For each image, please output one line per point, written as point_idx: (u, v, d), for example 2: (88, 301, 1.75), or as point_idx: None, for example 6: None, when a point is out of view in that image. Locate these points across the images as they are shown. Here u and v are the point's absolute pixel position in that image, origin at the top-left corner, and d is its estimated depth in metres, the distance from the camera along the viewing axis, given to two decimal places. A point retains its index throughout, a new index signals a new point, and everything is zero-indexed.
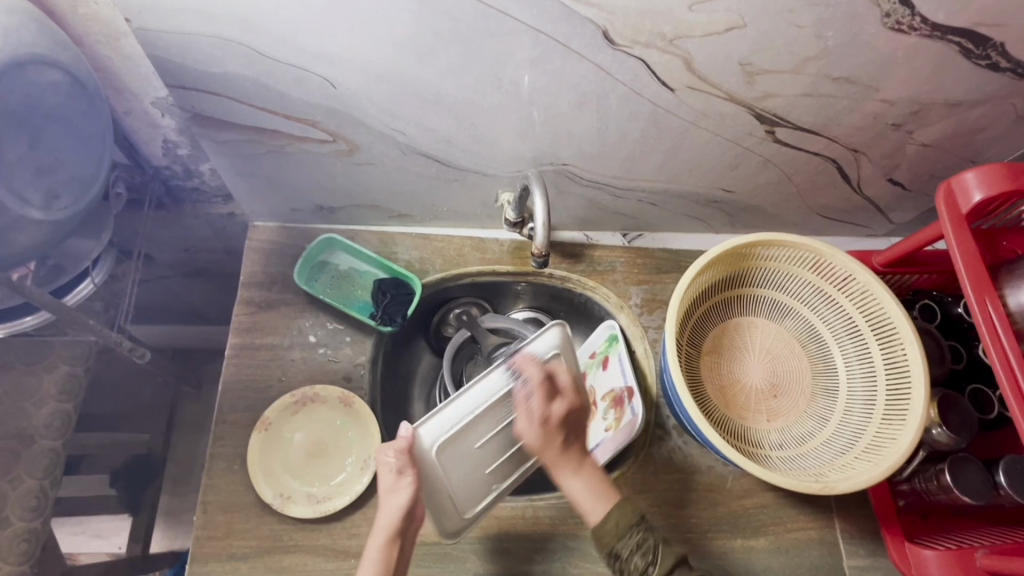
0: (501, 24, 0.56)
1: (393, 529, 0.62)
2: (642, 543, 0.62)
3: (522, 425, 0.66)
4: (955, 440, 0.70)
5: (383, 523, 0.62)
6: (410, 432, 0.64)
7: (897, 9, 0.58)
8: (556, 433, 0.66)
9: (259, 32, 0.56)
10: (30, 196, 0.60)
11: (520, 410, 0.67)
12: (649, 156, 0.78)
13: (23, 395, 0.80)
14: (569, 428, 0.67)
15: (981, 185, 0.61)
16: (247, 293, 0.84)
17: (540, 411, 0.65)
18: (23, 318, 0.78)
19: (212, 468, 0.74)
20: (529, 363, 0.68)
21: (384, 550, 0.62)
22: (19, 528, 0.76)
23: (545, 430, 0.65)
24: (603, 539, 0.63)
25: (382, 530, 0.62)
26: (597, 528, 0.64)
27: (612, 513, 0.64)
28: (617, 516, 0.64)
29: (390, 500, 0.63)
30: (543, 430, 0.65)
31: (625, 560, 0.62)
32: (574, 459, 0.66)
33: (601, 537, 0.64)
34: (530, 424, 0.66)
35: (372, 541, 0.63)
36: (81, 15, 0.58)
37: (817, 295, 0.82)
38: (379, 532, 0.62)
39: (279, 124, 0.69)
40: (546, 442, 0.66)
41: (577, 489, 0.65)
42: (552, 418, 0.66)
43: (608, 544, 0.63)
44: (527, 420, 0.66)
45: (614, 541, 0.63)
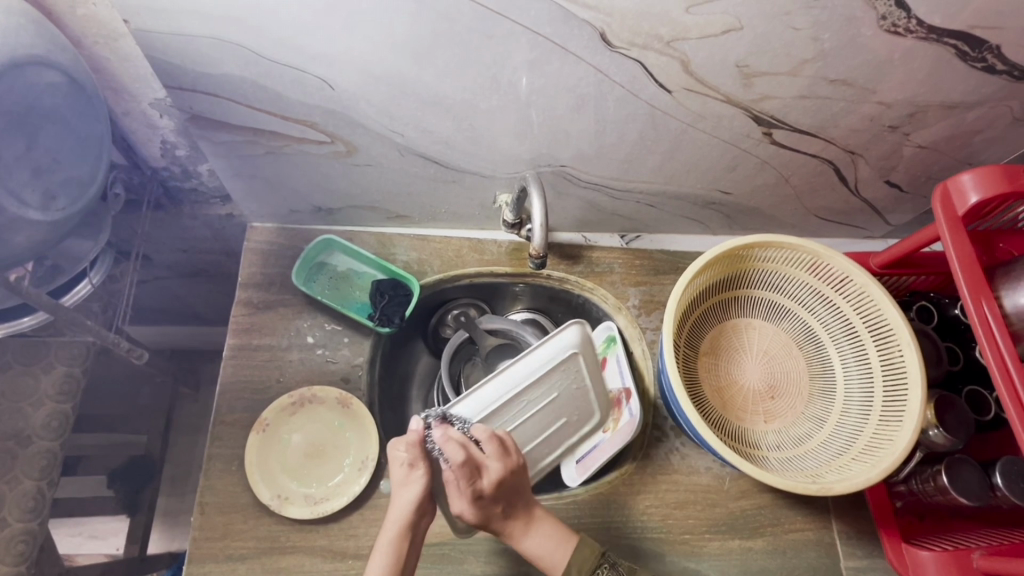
0: (498, 26, 0.56)
1: (404, 523, 0.63)
2: (613, 571, 0.66)
3: (459, 507, 0.65)
4: (953, 441, 0.70)
5: (396, 517, 0.63)
6: (421, 425, 0.66)
7: (894, 12, 0.58)
8: (489, 503, 0.65)
9: (256, 33, 0.56)
10: (27, 197, 0.60)
11: (452, 489, 0.65)
12: (647, 158, 0.78)
13: (20, 395, 0.80)
14: (501, 490, 0.66)
15: (977, 187, 0.61)
16: (245, 294, 0.84)
17: (468, 491, 0.64)
18: (20, 318, 0.78)
19: (209, 469, 0.74)
20: (448, 441, 0.64)
21: (396, 543, 0.63)
22: (16, 529, 0.76)
23: (477, 505, 0.65)
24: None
25: (394, 525, 0.63)
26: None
27: (573, 560, 0.65)
28: (580, 561, 0.65)
29: (401, 496, 0.64)
30: (477, 507, 0.65)
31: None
32: (523, 516, 0.67)
33: None
34: (464, 500, 0.65)
35: (383, 535, 0.64)
36: (79, 16, 0.58)
37: (815, 296, 0.82)
38: (390, 527, 0.63)
39: (277, 125, 0.69)
40: (479, 515, 0.65)
41: (535, 547, 0.66)
42: (483, 493, 0.65)
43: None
44: (459, 497, 0.65)
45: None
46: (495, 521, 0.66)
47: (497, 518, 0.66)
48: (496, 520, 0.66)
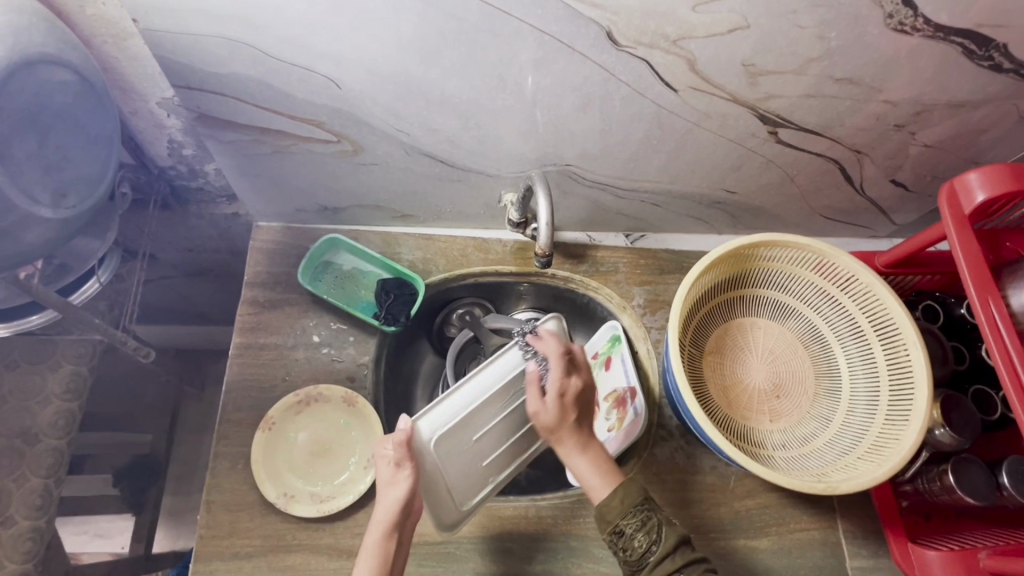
0: (505, 24, 0.57)
1: (389, 523, 0.61)
2: (644, 522, 0.61)
3: (537, 403, 0.65)
4: (959, 441, 0.70)
5: (382, 516, 0.61)
6: (408, 424, 0.62)
7: (900, 10, 0.58)
8: (569, 407, 0.66)
9: (264, 32, 0.56)
10: (39, 196, 0.60)
11: (532, 387, 0.66)
12: (653, 157, 0.78)
13: (27, 394, 0.80)
14: (580, 403, 0.67)
15: (984, 186, 0.61)
16: (251, 293, 0.84)
17: (558, 385, 0.65)
18: (29, 316, 0.78)
19: (215, 467, 0.75)
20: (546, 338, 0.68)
21: (381, 544, 0.62)
22: (23, 526, 0.76)
23: (563, 398, 0.65)
24: (608, 517, 0.62)
25: (378, 526, 0.61)
26: (603, 506, 0.62)
27: (616, 492, 0.62)
28: (622, 493, 0.62)
29: (387, 493, 0.61)
30: (560, 402, 0.65)
31: (627, 538, 0.60)
32: (582, 437, 0.66)
33: (605, 515, 0.62)
34: (545, 398, 0.65)
35: (370, 533, 0.62)
36: (89, 15, 0.58)
37: (820, 295, 0.82)
38: (375, 527, 0.62)
39: (284, 124, 0.70)
40: (565, 399, 0.65)
41: (585, 469, 0.64)
42: (567, 393, 0.66)
43: (612, 522, 0.61)
44: (541, 394, 0.65)
45: (617, 518, 0.61)
46: (564, 431, 0.65)
47: (569, 428, 0.65)
48: (569, 428, 0.65)
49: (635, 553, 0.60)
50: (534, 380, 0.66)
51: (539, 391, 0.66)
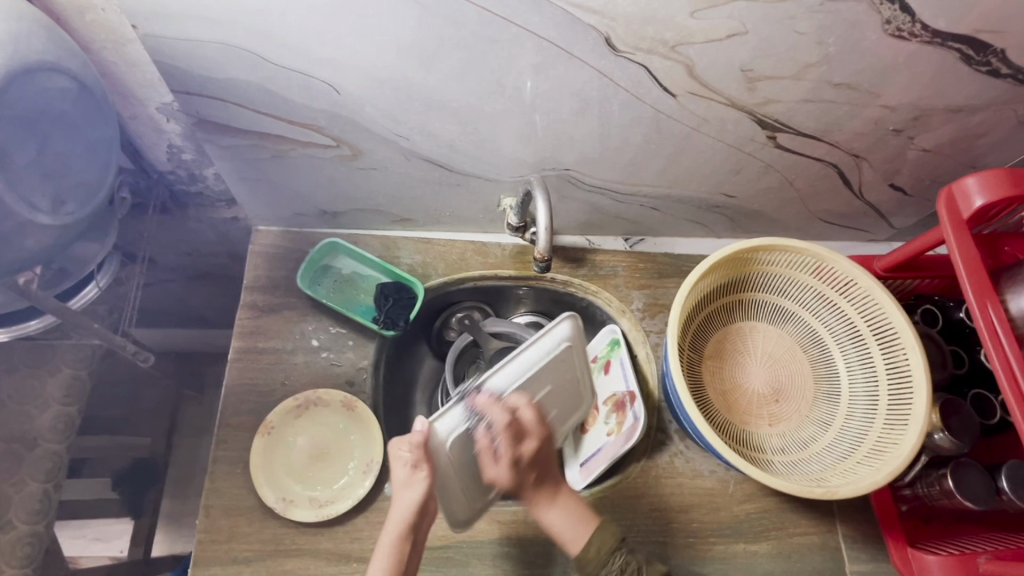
0: (503, 30, 0.57)
1: (406, 524, 0.63)
2: (625, 565, 0.67)
3: (493, 472, 0.68)
4: (958, 445, 0.70)
5: (398, 518, 0.63)
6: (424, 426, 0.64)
7: (898, 16, 0.58)
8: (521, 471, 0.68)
9: (263, 38, 0.56)
10: (38, 202, 0.60)
11: (485, 456, 0.67)
12: (651, 161, 0.78)
13: (26, 398, 0.80)
14: (533, 459, 0.69)
15: (982, 191, 0.61)
16: (250, 297, 0.84)
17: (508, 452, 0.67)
18: (28, 321, 0.78)
19: (214, 472, 0.75)
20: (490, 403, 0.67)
21: (397, 543, 0.63)
22: (22, 531, 0.76)
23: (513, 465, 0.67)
24: (586, 563, 0.67)
25: (395, 526, 0.63)
26: (580, 555, 0.68)
27: (592, 540, 0.68)
28: (598, 540, 0.68)
29: (405, 496, 0.64)
30: (513, 466, 0.68)
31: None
32: (548, 492, 0.69)
33: (584, 565, 0.68)
34: (499, 464, 0.67)
35: (386, 534, 0.64)
36: (88, 21, 0.58)
37: (819, 299, 0.82)
38: (391, 528, 0.63)
39: (283, 129, 0.70)
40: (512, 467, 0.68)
41: (560, 522, 0.68)
42: (519, 459, 0.68)
43: (592, 565, 0.67)
44: (495, 462, 0.67)
45: (597, 561, 0.67)
46: (526, 490, 0.69)
47: (529, 487, 0.69)
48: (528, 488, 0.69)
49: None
50: (484, 449, 0.67)
51: (493, 459, 0.67)
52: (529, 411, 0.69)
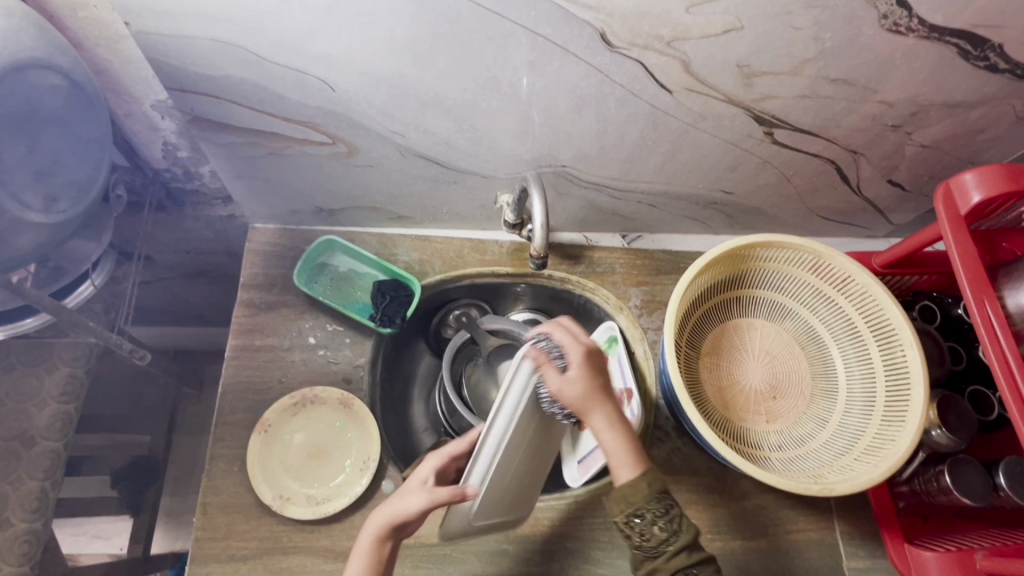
0: (498, 27, 0.56)
1: (386, 528, 0.62)
2: (667, 511, 0.59)
3: (559, 381, 0.61)
4: (956, 441, 0.70)
5: (382, 519, 0.63)
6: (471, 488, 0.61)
7: (895, 11, 0.58)
8: (592, 366, 0.62)
9: (257, 34, 0.56)
10: (29, 200, 0.60)
11: (546, 364, 0.62)
12: (648, 158, 0.78)
13: (24, 396, 0.80)
14: (601, 373, 0.64)
15: (980, 187, 0.61)
16: (247, 295, 0.84)
17: (580, 355, 0.62)
18: (23, 319, 0.78)
19: (212, 469, 0.75)
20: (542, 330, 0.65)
21: (374, 546, 0.62)
22: (19, 529, 0.76)
23: (583, 363, 0.62)
24: (626, 502, 0.60)
25: (373, 528, 0.63)
26: (625, 488, 0.60)
27: (641, 478, 0.61)
28: (649, 478, 0.61)
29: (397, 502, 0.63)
30: (582, 372, 0.62)
31: (645, 523, 0.59)
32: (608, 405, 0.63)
33: (628, 497, 0.60)
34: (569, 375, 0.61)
35: (364, 535, 0.63)
36: (81, 18, 0.58)
37: (816, 296, 0.82)
38: (371, 529, 0.63)
39: (279, 127, 0.70)
40: (587, 362, 0.62)
41: (614, 445, 0.62)
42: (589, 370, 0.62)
43: (631, 504, 0.60)
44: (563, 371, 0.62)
45: (638, 503, 0.60)
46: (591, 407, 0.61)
47: (596, 399, 0.62)
48: (596, 400, 0.62)
49: (652, 540, 0.59)
50: (543, 355, 0.62)
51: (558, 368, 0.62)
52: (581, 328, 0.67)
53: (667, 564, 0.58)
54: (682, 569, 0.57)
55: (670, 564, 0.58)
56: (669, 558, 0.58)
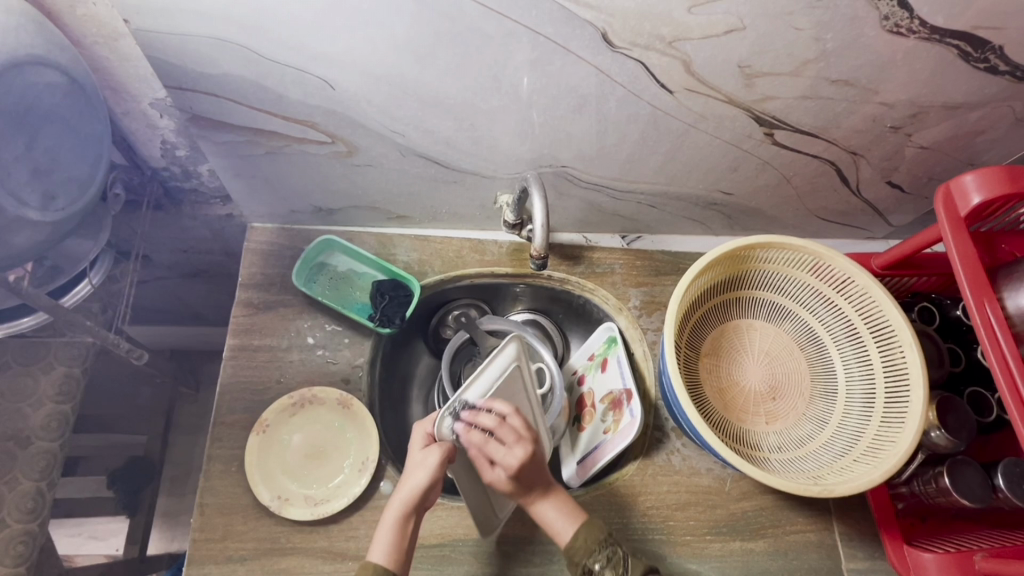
0: (500, 26, 0.56)
1: (409, 503, 0.66)
2: (611, 558, 0.65)
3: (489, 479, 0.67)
4: (955, 443, 0.70)
5: (404, 496, 0.66)
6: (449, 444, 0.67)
7: (897, 12, 0.58)
8: (522, 470, 0.66)
9: (257, 33, 0.56)
10: (27, 197, 0.60)
11: (479, 461, 0.67)
12: (648, 158, 0.78)
13: (19, 396, 0.80)
14: (534, 464, 0.68)
15: (980, 188, 0.61)
16: (246, 294, 0.83)
17: (509, 463, 0.66)
18: (20, 319, 0.78)
19: (209, 470, 0.74)
20: (474, 429, 0.67)
21: (399, 520, 0.65)
22: (15, 530, 0.75)
23: (513, 469, 0.66)
24: (575, 560, 0.65)
25: (399, 505, 0.66)
26: (569, 546, 0.66)
27: (580, 532, 0.66)
28: (586, 532, 0.66)
29: (413, 474, 0.67)
30: (510, 475, 0.66)
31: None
32: (538, 487, 0.69)
33: (573, 556, 0.65)
34: (497, 471, 0.67)
35: (388, 512, 0.66)
36: (79, 16, 0.57)
37: (816, 297, 0.82)
38: (395, 507, 0.66)
39: (278, 126, 0.69)
40: (517, 468, 0.66)
41: (551, 513, 0.68)
42: (513, 468, 0.66)
43: (580, 562, 0.65)
44: (494, 470, 0.67)
45: (585, 558, 0.64)
46: (520, 496, 0.68)
47: (522, 491, 0.68)
48: (524, 488, 0.68)
49: None
50: (474, 454, 0.67)
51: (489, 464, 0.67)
52: (518, 427, 0.68)
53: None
54: None
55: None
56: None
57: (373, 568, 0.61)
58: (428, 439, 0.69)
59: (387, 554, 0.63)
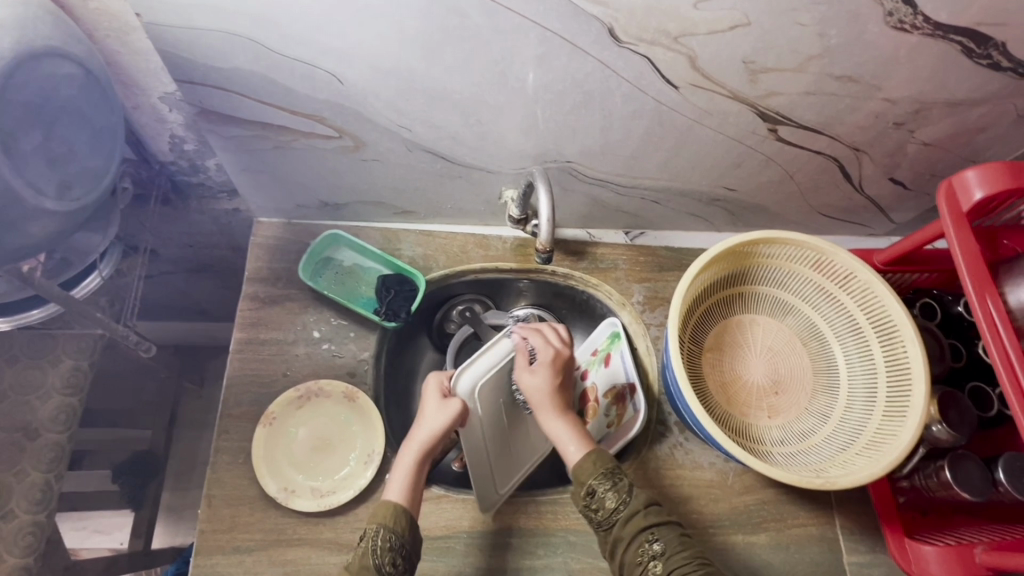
0: (508, 20, 0.57)
1: (426, 446, 0.68)
2: (616, 483, 0.64)
3: (524, 371, 0.74)
4: (956, 437, 0.70)
5: (422, 438, 0.68)
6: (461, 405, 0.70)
7: (900, 8, 0.58)
8: (555, 369, 0.74)
9: (267, 27, 0.56)
10: (45, 187, 0.60)
11: (520, 357, 0.75)
12: (652, 154, 0.78)
13: (28, 388, 0.80)
14: (563, 378, 0.75)
15: (982, 183, 0.61)
16: (252, 288, 0.84)
17: (547, 358, 0.74)
18: (30, 310, 0.80)
19: (216, 462, 0.75)
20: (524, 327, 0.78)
21: (416, 463, 0.68)
22: (23, 521, 0.76)
23: (548, 362, 0.74)
24: (580, 479, 0.65)
25: (417, 448, 0.68)
26: (575, 465, 0.66)
27: (587, 455, 0.66)
28: (593, 456, 0.66)
29: (432, 419, 0.69)
30: (545, 369, 0.73)
31: (598, 499, 0.64)
32: (559, 404, 0.72)
33: (578, 476, 0.65)
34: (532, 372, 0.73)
35: (405, 453, 0.68)
36: (92, 10, 0.58)
37: (819, 293, 0.82)
38: (413, 448, 0.68)
39: (286, 120, 0.70)
40: (551, 364, 0.74)
41: (563, 431, 0.69)
42: (547, 363, 0.74)
43: (584, 482, 0.64)
44: (529, 369, 0.74)
45: (590, 479, 0.64)
46: (545, 399, 0.72)
47: (548, 399, 0.72)
48: (553, 393, 0.72)
49: (605, 511, 0.63)
50: (519, 350, 0.76)
51: (527, 364, 0.75)
52: (562, 334, 0.78)
53: (625, 530, 0.62)
54: (639, 534, 0.61)
55: (630, 530, 0.62)
56: (625, 524, 0.62)
57: (390, 506, 0.64)
58: (443, 391, 0.72)
59: (403, 493, 0.65)
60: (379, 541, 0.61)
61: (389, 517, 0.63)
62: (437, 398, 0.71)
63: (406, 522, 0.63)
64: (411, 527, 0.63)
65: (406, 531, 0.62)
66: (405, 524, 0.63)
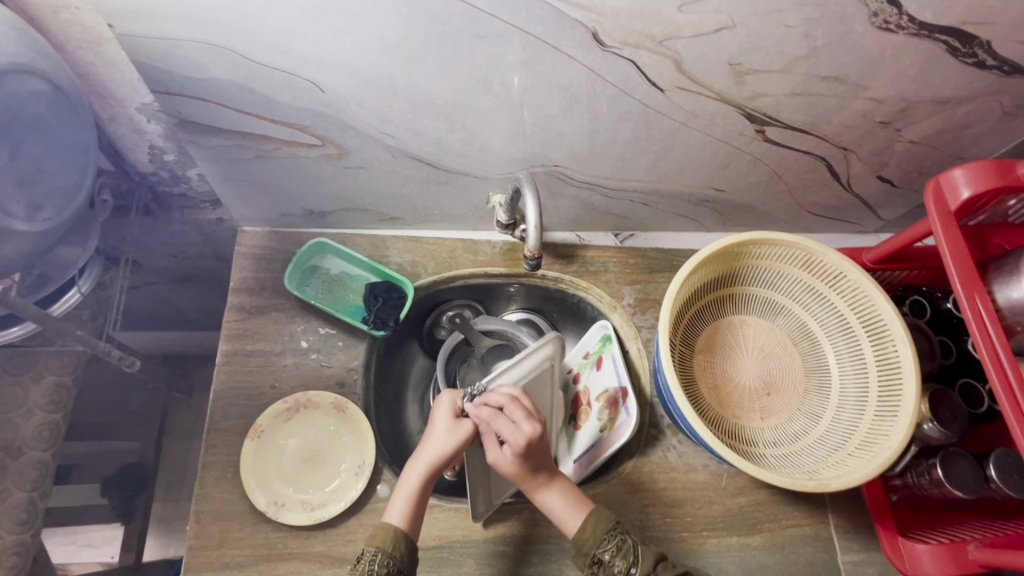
0: (490, 26, 0.56)
1: (431, 468, 0.67)
2: (621, 545, 0.65)
3: (496, 454, 0.67)
4: (947, 435, 0.70)
5: (427, 460, 0.67)
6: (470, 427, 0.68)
7: (885, 8, 0.58)
8: (525, 451, 0.65)
9: (244, 36, 0.55)
10: (12, 208, 0.60)
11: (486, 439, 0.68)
12: (640, 157, 0.78)
13: (9, 407, 0.79)
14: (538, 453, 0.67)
15: (969, 182, 0.61)
16: (237, 299, 0.83)
17: (517, 442, 0.65)
18: (8, 328, 0.77)
19: (204, 477, 0.74)
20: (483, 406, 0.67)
21: (420, 484, 0.67)
22: (8, 541, 0.75)
23: (518, 449, 0.65)
24: (584, 550, 0.66)
25: (423, 467, 0.67)
26: (578, 538, 0.66)
27: (589, 522, 0.66)
28: (595, 521, 0.66)
29: (438, 441, 0.68)
30: (518, 456, 0.66)
31: (605, 565, 0.65)
32: (541, 476, 0.68)
33: (582, 546, 0.66)
34: (503, 453, 0.67)
35: (410, 473, 0.67)
36: (63, 21, 0.57)
37: (810, 293, 0.82)
38: (418, 468, 0.67)
39: (267, 129, 0.69)
40: (522, 449, 0.65)
41: (555, 505, 0.68)
42: (518, 448, 0.65)
43: (589, 552, 0.65)
44: (500, 450, 0.67)
45: (593, 549, 0.65)
46: (527, 478, 0.67)
47: (533, 481, 0.67)
48: (530, 472, 0.67)
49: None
50: (485, 431, 0.67)
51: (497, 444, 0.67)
52: (527, 406, 0.67)
53: None
54: None
55: None
56: None
57: (389, 531, 0.63)
58: (455, 411, 0.70)
59: (403, 517, 0.65)
60: (376, 565, 0.61)
61: (388, 542, 0.62)
62: (448, 417, 0.69)
63: (405, 548, 0.63)
64: (409, 555, 0.63)
65: (404, 558, 0.62)
66: (404, 553, 0.63)
